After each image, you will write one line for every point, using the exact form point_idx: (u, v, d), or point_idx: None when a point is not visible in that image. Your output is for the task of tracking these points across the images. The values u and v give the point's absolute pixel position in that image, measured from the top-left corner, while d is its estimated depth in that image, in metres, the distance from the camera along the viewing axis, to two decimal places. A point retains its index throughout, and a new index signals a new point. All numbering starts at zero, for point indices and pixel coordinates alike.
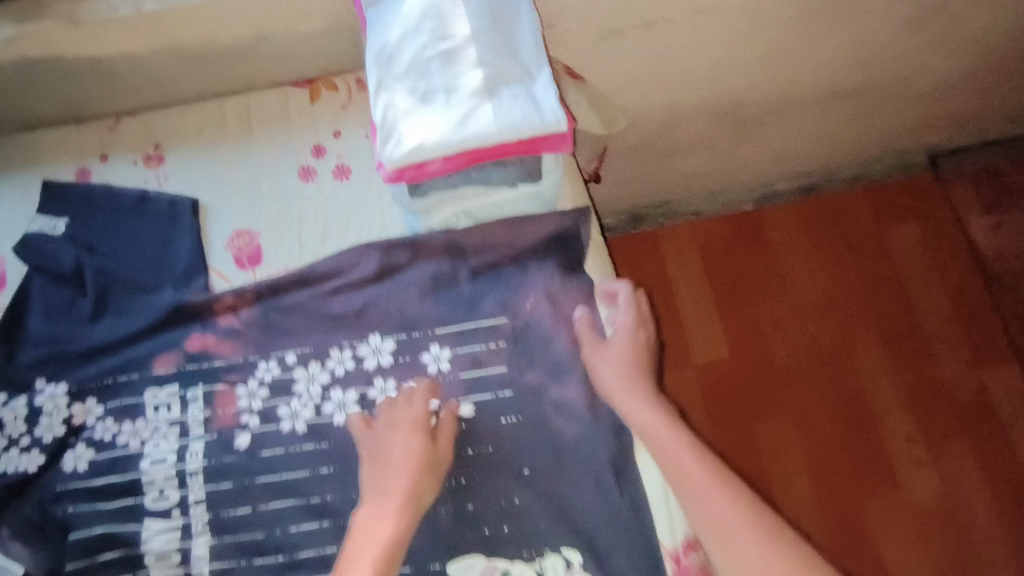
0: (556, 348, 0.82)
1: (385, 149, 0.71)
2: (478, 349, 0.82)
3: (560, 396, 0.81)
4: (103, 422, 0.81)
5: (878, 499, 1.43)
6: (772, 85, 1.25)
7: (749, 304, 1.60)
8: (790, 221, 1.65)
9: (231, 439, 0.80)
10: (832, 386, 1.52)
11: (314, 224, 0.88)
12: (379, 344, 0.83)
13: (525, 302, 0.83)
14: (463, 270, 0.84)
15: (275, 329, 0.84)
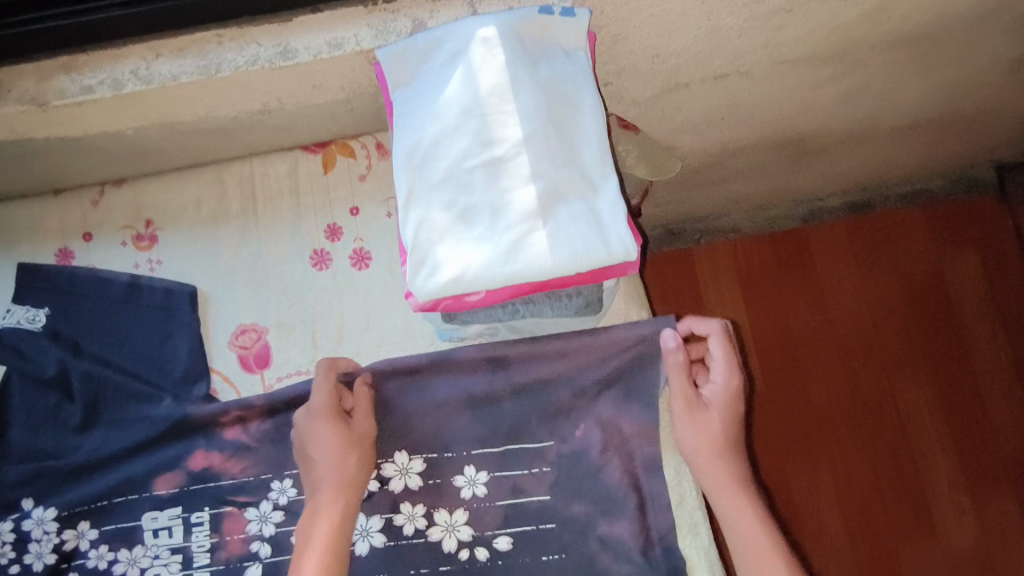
0: (608, 479, 0.69)
1: (416, 279, 0.58)
2: (520, 474, 0.69)
3: (607, 532, 0.68)
4: (97, 550, 0.71)
5: (918, 560, 1.29)
6: (847, 121, 1.06)
7: (789, 329, 1.39)
8: (841, 239, 1.42)
9: (240, 570, 0.70)
10: (878, 436, 1.34)
11: (331, 320, 0.77)
12: (406, 463, 0.70)
13: (576, 428, 0.70)
14: (504, 384, 0.70)
15: (288, 444, 0.71)
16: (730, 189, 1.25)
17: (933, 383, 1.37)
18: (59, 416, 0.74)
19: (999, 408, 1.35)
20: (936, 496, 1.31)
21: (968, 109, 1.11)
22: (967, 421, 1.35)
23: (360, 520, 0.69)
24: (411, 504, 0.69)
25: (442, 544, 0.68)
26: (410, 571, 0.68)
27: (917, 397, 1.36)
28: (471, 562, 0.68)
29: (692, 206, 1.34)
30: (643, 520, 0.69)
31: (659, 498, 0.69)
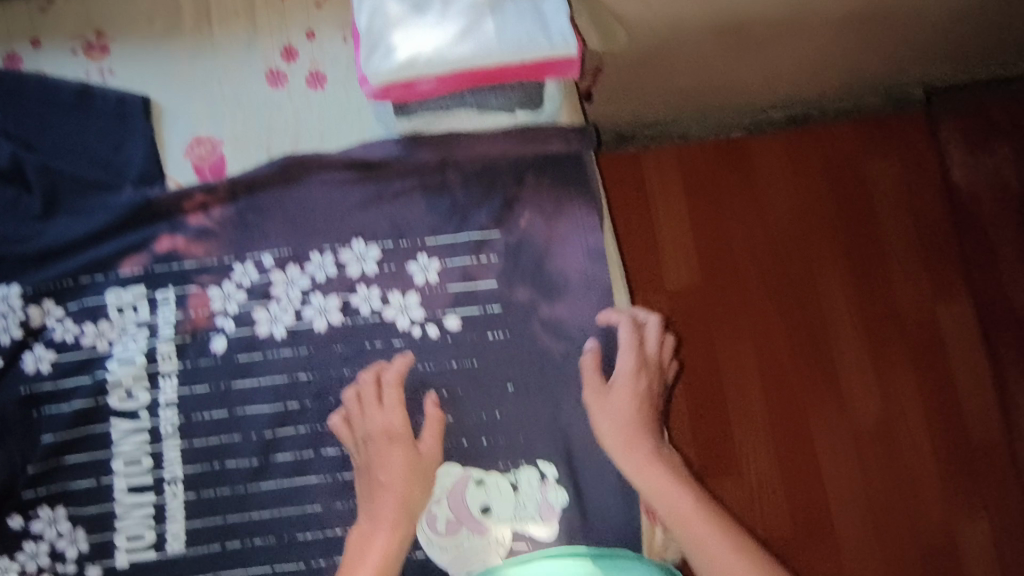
0: (549, 270, 0.79)
1: (370, 61, 0.62)
2: (467, 262, 0.79)
3: (550, 315, 0.78)
4: (64, 324, 0.75)
5: (824, 430, 1.44)
6: (788, 8, 1.10)
7: (724, 226, 1.52)
8: (775, 148, 1.54)
9: (207, 342, 0.76)
10: (800, 325, 1.48)
11: (286, 136, 0.79)
12: (363, 251, 0.79)
13: (519, 219, 0.80)
14: (455, 176, 0.79)
15: (252, 229, 0.78)
16: (675, 81, 1.30)
17: (846, 278, 1.50)
18: (18, 207, 0.75)
19: (906, 298, 1.49)
20: (846, 379, 1.46)
21: (906, 10, 1.16)
22: (875, 309, 1.48)
23: (320, 300, 0.78)
24: (367, 288, 0.78)
25: (396, 322, 0.78)
26: (366, 344, 0.77)
27: (832, 288, 1.49)
28: (422, 338, 0.78)
29: (641, 103, 1.39)
30: (571, 304, 0.79)
31: (588, 287, 0.79)
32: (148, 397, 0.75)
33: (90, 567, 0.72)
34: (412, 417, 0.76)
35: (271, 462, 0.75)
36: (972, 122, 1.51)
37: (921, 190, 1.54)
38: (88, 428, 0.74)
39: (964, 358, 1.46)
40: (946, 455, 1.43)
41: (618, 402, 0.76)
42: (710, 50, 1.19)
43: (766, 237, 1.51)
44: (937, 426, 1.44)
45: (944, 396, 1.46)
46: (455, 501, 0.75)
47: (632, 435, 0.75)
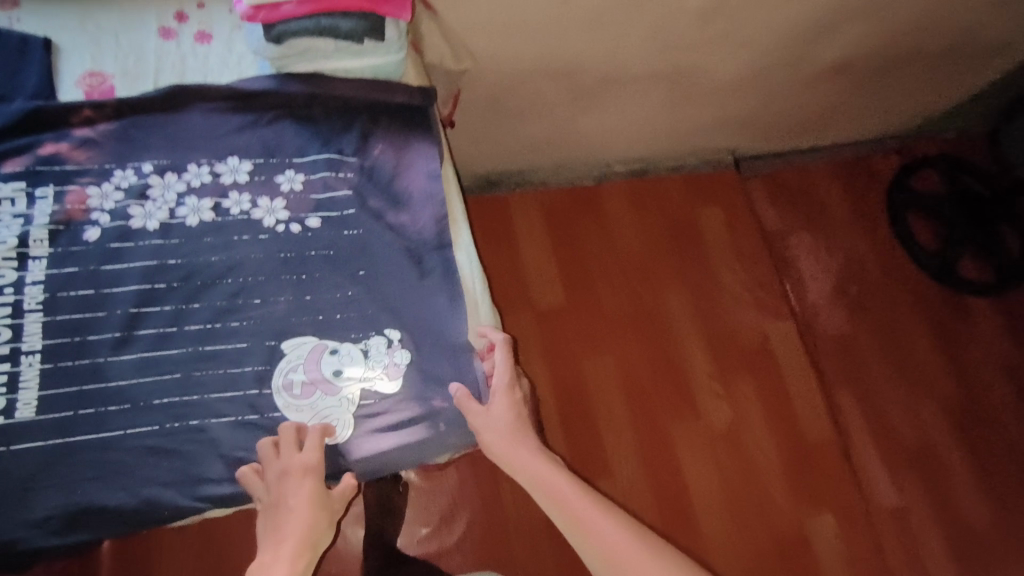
0: (398, 185, 0.96)
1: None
2: (327, 175, 0.94)
3: (396, 220, 0.94)
4: None
5: (682, 435, 1.59)
6: (598, 57, 1.39)
7: (583, 260, 1.74)
8: (622, 196, 1.82)
9: (80, 231, 0.83)
10: (653, 341, 1.68)
11: (172, 75, 0.96)
12: (236, 165, 0.92)
13: (373, 148, 0.98)
14: (318, 109, 0.97)
15: (134, 143, 0.90)
16: (522, 121, 1.57)
17: (689, 301, 1.73)
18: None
19: (739, 317, 1.72)
20: (696, 387, 1.64)
21: (693, 72, 1.49)
22: (716, 330, 1.70)
23: (193, 202, 0.88)
24: (238, 193, 0.90)
25: (262, 220, 0.89)
26: (234, 237, 0.87)
27: (678, 312, 1.71)
28: (286, 233, 0.89)
29: (501, 144, 1.65)
30: (415, 213, 0.95)
31: (429, 202, 0.96)
32: (15, 275, 0.80)
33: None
34: (273, 297, 0.85)
35: (134, 335, 0.81)
36: (767, 179, 1.90)
37: (742, 229, 1.83)
38: None
39: (791, 365, 1.69)
40: (788, 452, 1.60)
41: (495, 412, 0.83)
42: (544, 89, 1.46)
43: (619, 269, 1.74)
44: (776, 425, 1.62)
45: (780, 400, 1.65)
46: (310, 368, 0.83)
47: (513, 439, 0.82)
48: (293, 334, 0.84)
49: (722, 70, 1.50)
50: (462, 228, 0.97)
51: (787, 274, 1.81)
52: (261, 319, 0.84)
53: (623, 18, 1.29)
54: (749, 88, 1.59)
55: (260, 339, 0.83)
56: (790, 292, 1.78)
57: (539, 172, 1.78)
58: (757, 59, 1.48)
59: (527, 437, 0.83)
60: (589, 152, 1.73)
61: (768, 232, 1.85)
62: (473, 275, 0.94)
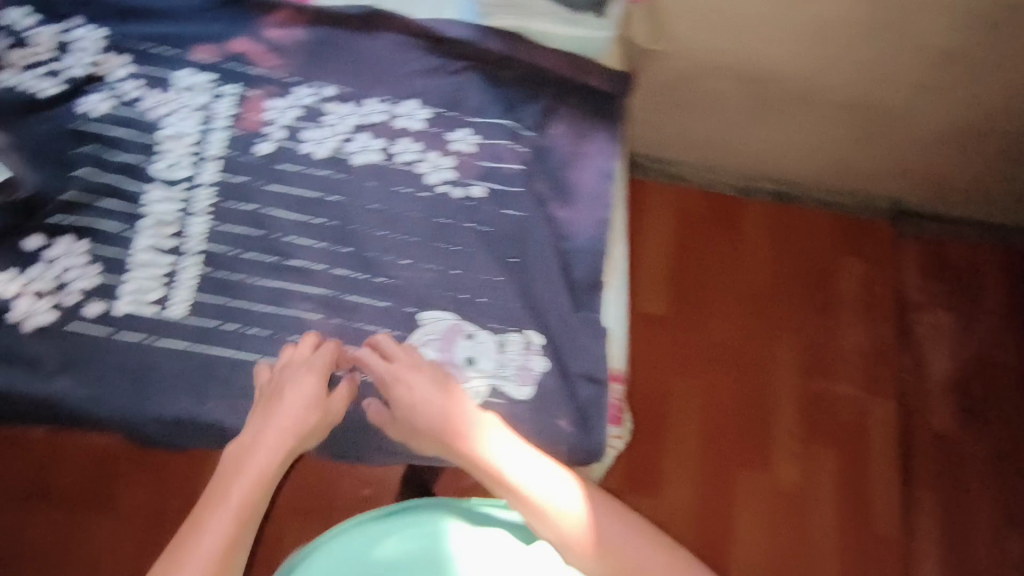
0: (568, 174, 0.87)
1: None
2: (502, 144, 0.86)
3: (556, 213, 0.85)
4: (129, 83, 0.79)
5: (742, 498, 1.30)
6: (809, 60, 1.15)
7: (695, 271, 1.45)
8: (764, 214, 1.49)
9: (252, 140, 0.81)
10: (742, 385, 1.37)
11: None
12: (414, 110, 0.86)
13: (552, 126, 0.88)
14: (509, 71, 0.88)
15: (322, 61, 0.85)
16: (689, 116, 1.33)
17: (797, 354, 1.39)
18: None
19: (847, 391, 1.36)
20: (777, 453, 1.32)
21: (911, 109, 1.20)
22: (826, 406, 1.35)
23: (365, 139, 0.84)
24: (408, 141, 0.85)
25: (427, 176, 0.84)
26: (395, 187, 0.83)
27: (783, 364, 1.38)
28: (447, 196, 0.84)
29: (660, 134, 1.40)
30: (579, 210, 0.85)
31: (592, 204, 0.85)
32: (189, 172, 0.79)
33: (92, 302, 0.74)
34: (422, 263, 0.82)
35: (287, 265, 0.79)
36: (942, 244, 1.47)
37: (890, 292, 1.44)
38: (126, 184, 0.77)
39: (892, 466, 1.32)
40: (859, 561, 1.26)
41: (417, 394, 0.72)
42: (730, 85, 1.24)
43: (733, 293, 1.43)
44: (854, 528, 1.28)
45: (868, 502, 1.30)
46: (443, 347, 0.80)
47: (447, 420, 0.71)
48: (434, 306, 0.81)
49: (948, 116, 1.20)
50: (620, 240, 0.88)
51: (920, 360, 1.39)
52: (406, 282, 0.81)
53: (863, 22, 1.07)
54: (966, 155, 1.28)
55: (401, 304, 0.80)
56: (922, 385, 1.38)
57: (683, 169, 1.49)
58: (998, 115, 1.18)
59: (465, 411, 0.72)
60: (745, 164, 1.43)
61: (911, 308, 1.43)
62: (614, 297, 0.86)
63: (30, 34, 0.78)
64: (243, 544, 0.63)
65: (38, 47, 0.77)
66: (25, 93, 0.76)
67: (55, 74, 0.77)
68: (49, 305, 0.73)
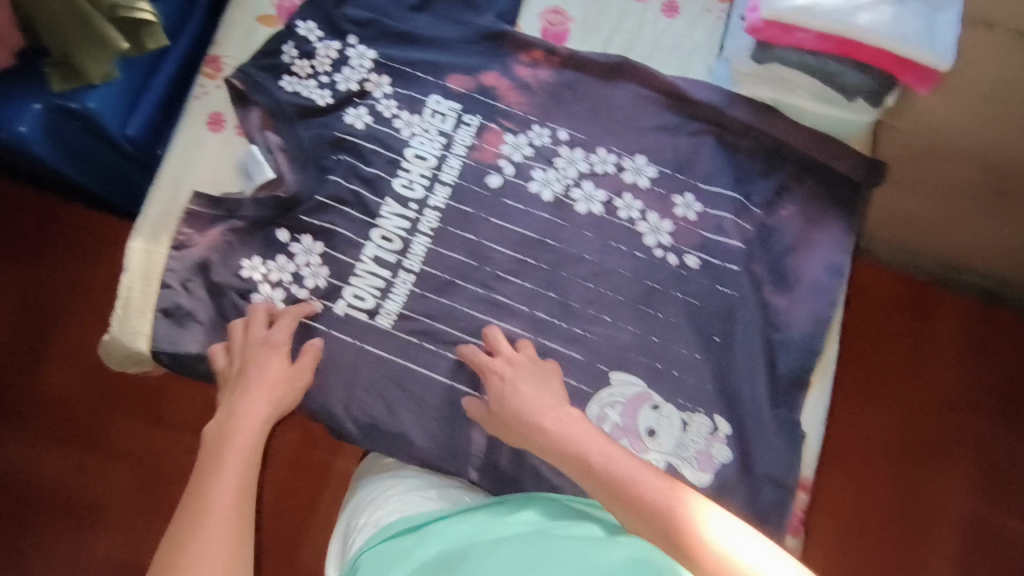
0: (790, 261, 0.81)
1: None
2: (726, 217, 0.83)
3: (770, 300, 0.81)
4: (387, 101, 0.84)
5: None
6: None
7: (874, 364, 1.20)
8: (966, 314, 1.22)
9: (483, 173, 0.84)
10: (906, 507, 1.14)
11: (625, 38, 0.87)
12: (642, 166, 0.85)
13: (783, 206, 0.83)
14: (748, 142, 0.84)
15: (562, 104, 0.85)
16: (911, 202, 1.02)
17: (977, 487, 1.15)
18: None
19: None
20: None
21: None
22: (993, 554, 1.12)
23: (589, 188, 0.84)
24: (631, 197, 0.84)
25: (643, 237, 0.83)
26: (611, 242, 0.83)
27: (957, 494, 1.14)
28: (661, 261, 0.82)
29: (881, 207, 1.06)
30: (795, 301, 0.80)
31: (810, 298, 0.80)
32: (422, 194, 0.82)
33: (317, 300, 0.80)
34: (622, 323, 0.81)
35: (492, 298, 0.81)
36: None
37: None
38: (366, 196, 0.82)
39: None
40: None
41: (519, 383, 0.73)
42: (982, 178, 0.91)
43: (913, 398, 1.19)
44: None
45: None
46: (626, 412, 0.79)
47: (541, 407, 0.70)
48: (625, 369, 0.80)
49: None
50: (836, 338, 0.82)
51: None
52: (602, 339, 0.80)
53: None
54: None
55: (594, 360, 0.80)
56: None
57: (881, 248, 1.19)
58: None
59: (558, 403, 0.71)
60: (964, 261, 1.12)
61: None
62: (817, 400, 0.80)
63: (315, 46, 0.84)
64: (251, 495, 0.62)
65: (318, 58, 0.84)
66: (302, 98, 0.83)
67: (329, 86, 0.84)
68: (282, 295, 0.80)
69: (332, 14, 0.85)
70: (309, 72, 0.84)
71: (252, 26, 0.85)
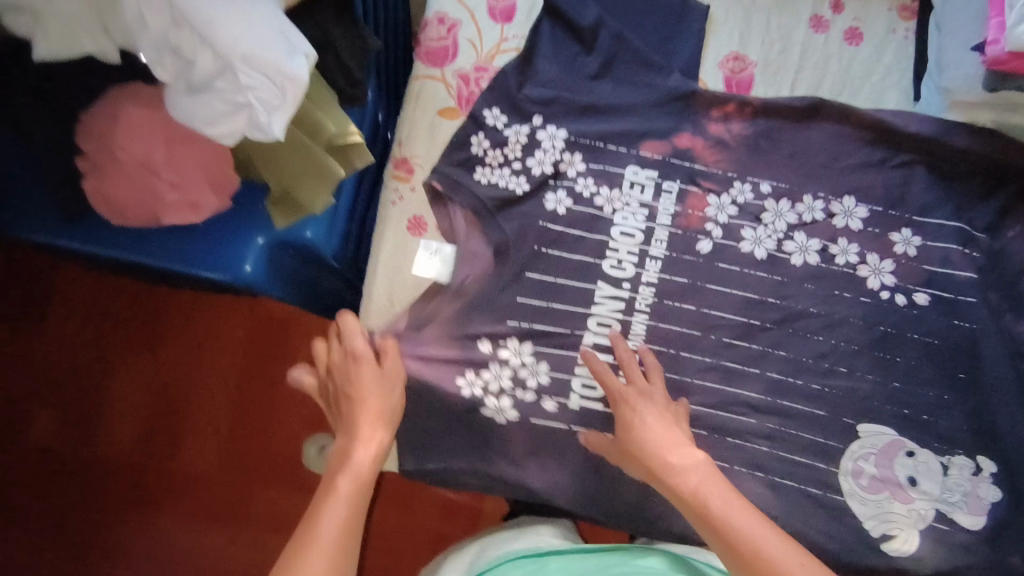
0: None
1: (1016, 29, 0.67)
2: (951, 248, 0.82)
3: (1011, 328, 0.79)
4: (584, 180, 0.83)
5: None
6: None
7: None
8: None
9: (693, 239, 0.82)
10: None
11: (813, 75, 0.87)
12: (852, 208, 0.83)
13: (1009, 228, 0.82)
14: (959, 167, 0.82)
15: (760, 155, 0.84)
16: None
17: None
18: (578, 70, 0.85)
19: None
20: None
21: None
22: None
23: (802, 239, 0.82)
24: (846, 241, 0.82)
25: (867, 280, 0.81)
26: (835, 291, 0.81)
27: None
28: (890, 303, 0.81)
29: None
30: None
31: None
32: (633, 272, 0.81)
33: (546, 399, 0.79)
34: (860, 373, 0.79)
35: (723, 366, 0.80)
36: None
37: None
38: (566, 283, 0.81)
39: None
40: None
41: (643, 416, 0.73)
42: None
43: None
44: None
45: None
46: (881, 463, 0.77)
47: (662, 444, 0.71)
48: (872, 420, 0.78)
49: None
50: None
51: None
52: (844, 393, 0.79)
53: None
54: None
55: (838, 414, 0.79)
56: None
57: None
58: None
59: (682, 443, 0.71)
60: None
61: None
62: None
63: (505, 134, 0.83)
64: (355, 533, 0.62)
65: (508, 145, 0.83)
66: (500, 189, 0.82)
67: (522, 173, 0.83)
68: (511, 403, 0.78)
69: (515, 97, 0.84)
70: (501, 161, 0.83)
71: (433, 120, 0.85)
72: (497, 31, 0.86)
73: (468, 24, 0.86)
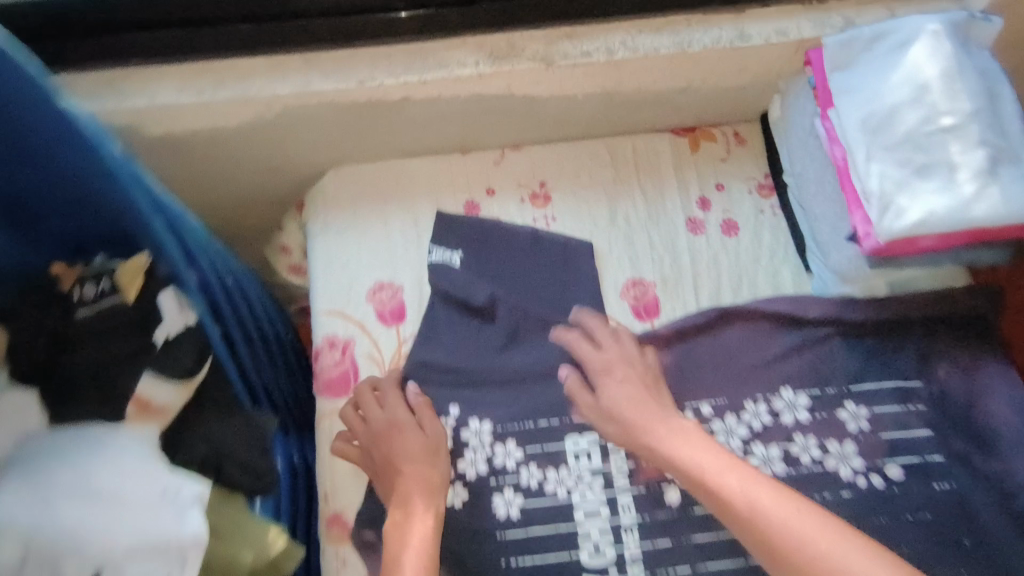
0: (977, 421, 0.83)
1: (881, 221, 0.70)
2: (898, 409, 0.83)
3: (988, 469, 0.80)
4: (528, 469, 0.77)
5: None
6: None
7: None
8: None
9: (659, 492, 0.77)
10: None
11: (709, 279, 0.89)
12: (793, 399, 0.84)
13: (938, 368, 0.85)
14: (869, 326, 0.86)
15: (690, 380, 0.84)
16: None
17: None
18: (490, 347, 0.83)
19: None
20: None
21: None
22: None
23: (762, 450, 0.81)
24: (803, 436, 0.82)
25: (838, 472, 0.80)
26: (817, 497, 0.79)
27: None
28: (870, 488, 0.79)
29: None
30: (1007, 458, 0.80)
31: (1011, 437, 0.81)
32: (614, 553, 0.74)
33: None
34: None
35: None
36: None
37: None
38: None
39: None
40: None
41: (619, 396, 0.76)
42: None
43: None
44: None
45: None
46: None
47: (648, 420, 0.74)
48: None
49: None
50: None
51: None
52: None
53: None
54: None
55: None
56: None
57: None
58: None
59: (662, 415, 0.74)
60: None
61: None
62: None
63: None
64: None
65: None
66: None
67: (458, 480, 0.77)
68: None
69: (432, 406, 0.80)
70: None
71: (351, 455, 0.78)
72: (394, 333, 0.83)
73: (361, 338, 0.82)
